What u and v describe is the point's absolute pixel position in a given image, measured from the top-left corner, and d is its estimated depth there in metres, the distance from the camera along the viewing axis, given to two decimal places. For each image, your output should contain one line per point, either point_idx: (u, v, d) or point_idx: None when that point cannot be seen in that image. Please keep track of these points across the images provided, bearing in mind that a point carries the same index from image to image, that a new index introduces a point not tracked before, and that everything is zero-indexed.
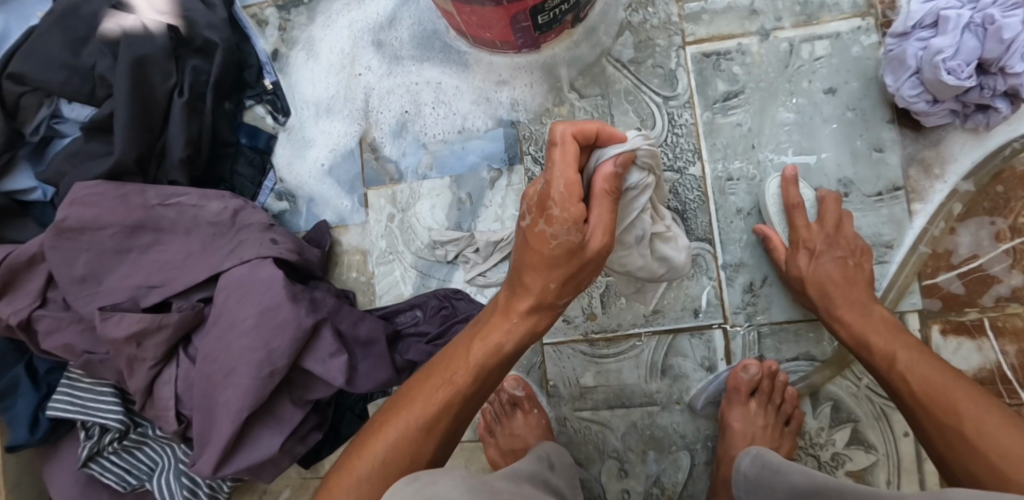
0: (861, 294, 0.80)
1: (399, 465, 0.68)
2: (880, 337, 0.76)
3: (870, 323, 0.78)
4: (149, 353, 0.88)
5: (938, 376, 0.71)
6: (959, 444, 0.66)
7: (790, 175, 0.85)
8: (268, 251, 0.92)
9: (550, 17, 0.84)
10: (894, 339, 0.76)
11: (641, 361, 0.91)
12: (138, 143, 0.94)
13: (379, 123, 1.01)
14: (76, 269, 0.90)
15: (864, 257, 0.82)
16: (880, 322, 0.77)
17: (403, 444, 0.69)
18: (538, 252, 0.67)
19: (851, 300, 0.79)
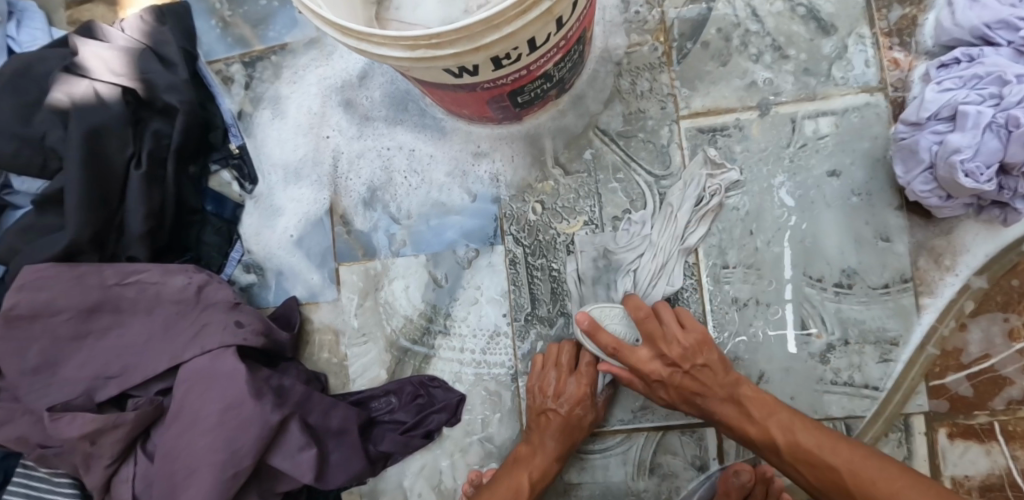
0: (724, 385, 0.76)
1: None
2: (860, 459, 0.69)
3: (820, 443, 0.71)
4: (105, 451, 0.83)
5: (898, 493, 0.66)
6: None
7: (804, 108, 0.78)
8: (232, 337, 0.86)
9: (531, 96, 0.77)
10: (821, 437, 0.71)
11: (628, 458, 0.85)
12: (92, 220, 0.87)
13: (349, 190, 0.94)
14: (29, 359, 0.85)
15: (729, 364, 0.77)
16: (808, 430, 0.72)
17: None
18: (537, 441, 0.82)
19: (756, 418, 0.74)
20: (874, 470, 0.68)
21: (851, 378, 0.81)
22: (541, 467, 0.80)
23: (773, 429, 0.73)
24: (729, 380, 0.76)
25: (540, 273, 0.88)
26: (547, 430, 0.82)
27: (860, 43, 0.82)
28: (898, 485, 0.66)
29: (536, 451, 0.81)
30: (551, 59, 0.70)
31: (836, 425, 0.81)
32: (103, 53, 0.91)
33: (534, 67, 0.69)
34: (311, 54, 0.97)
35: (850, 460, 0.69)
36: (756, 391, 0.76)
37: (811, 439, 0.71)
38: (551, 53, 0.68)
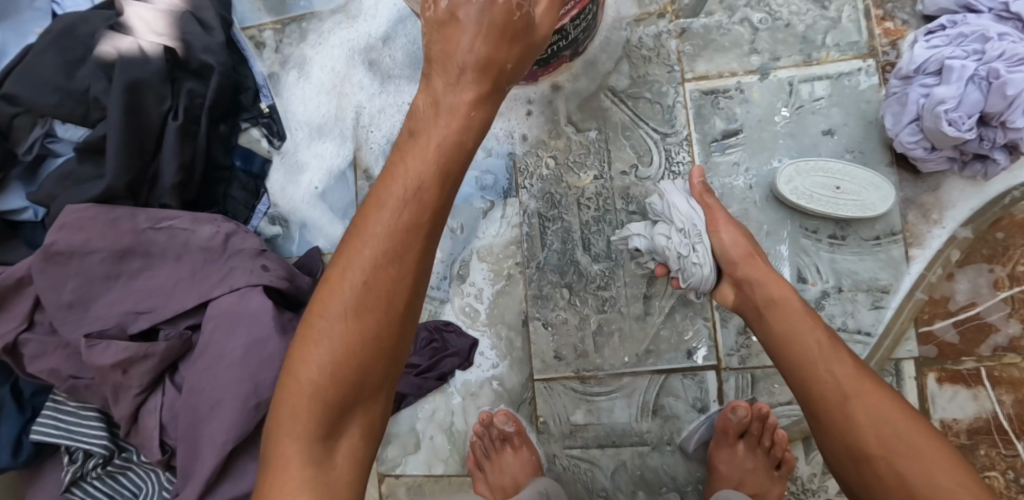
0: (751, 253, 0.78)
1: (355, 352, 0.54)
2: (842, 356, 0.65)
3: (785, 298, 0.72)
4: (135, 381, 0.87)
5: (870, 396, 0.61)
6: (868, 462, 0.60)
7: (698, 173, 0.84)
8: (259, 278, 0.91)
9: (549, 52, 0.83)
10: (806, 320, 0.69)
11: (633, 400, 0.90)
12: (131, 166, 0.93)
13: (370, 142, 1.01)
14: (63, 294, 0.89)
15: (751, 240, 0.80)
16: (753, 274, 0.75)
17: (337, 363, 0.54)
18: (423, 146, 0.56)
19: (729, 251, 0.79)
20: (838, 356, 0.65)
21: (844, 324, 0.86)
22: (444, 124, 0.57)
23: (781, 301, 0.72)
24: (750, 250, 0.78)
25: (552, 224, 0.93)
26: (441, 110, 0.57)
27: (853, 13, 0.89)
28: (883, 403, 0.61)
29: (418, 157, 0.56)
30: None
31: None
32: (146, 14, 0.98)
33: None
34: (338, 18, 1.04)
35: (830, 360, 0.65)
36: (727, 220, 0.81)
37: (794, 327, 0.69)
38: (501, 23, 0.56)
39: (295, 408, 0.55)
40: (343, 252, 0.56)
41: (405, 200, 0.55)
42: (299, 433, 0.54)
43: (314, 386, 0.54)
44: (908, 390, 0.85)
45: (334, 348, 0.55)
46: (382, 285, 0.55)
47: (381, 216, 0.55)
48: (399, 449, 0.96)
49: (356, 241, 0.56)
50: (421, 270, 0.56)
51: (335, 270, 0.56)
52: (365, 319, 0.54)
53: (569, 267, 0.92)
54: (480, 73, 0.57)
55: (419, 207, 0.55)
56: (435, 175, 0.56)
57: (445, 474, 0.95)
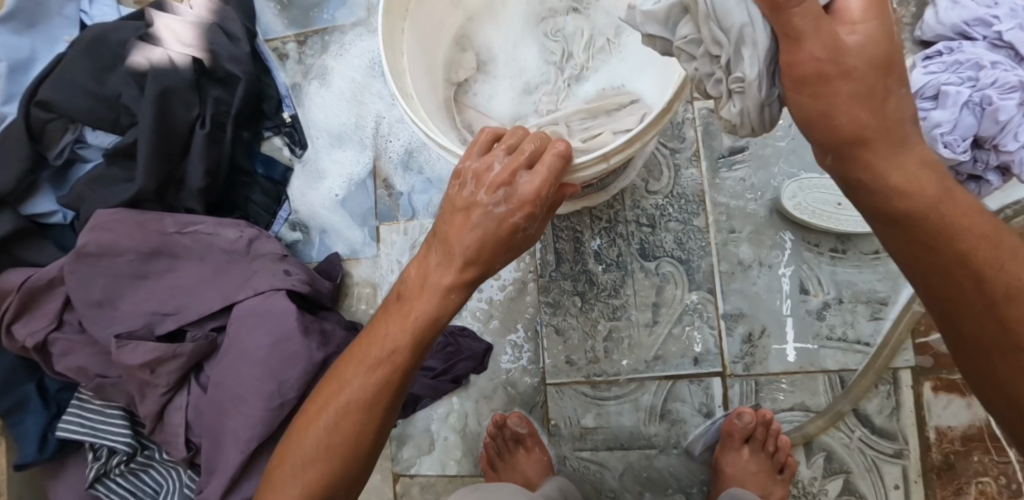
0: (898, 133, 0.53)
1: (358, 414, 0.61)
2: (951, 204, 0.52)
3: (948, 192, 0.52)
4: (161, 380, 0.90)
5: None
6: (988, 325, 0.51)
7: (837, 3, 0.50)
8: (281, 282, 0.94)
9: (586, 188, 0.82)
10: (975, 221, 0.52)
11: (641, 404, 0.93)
12: (160, 172, 0.96)
13: (388, 151, 1.04)
14: (93, 293, 0.92)
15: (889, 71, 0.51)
16: (914, 155, 0.52)
17: (340, 422, 0.61)
18: (440, 258, 0.60)
19: (894, 142, 0.51)
20: (994, 242, 0.51)
21: (844, 334, 0.90)
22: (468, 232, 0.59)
23: (944, 205, 0.52)
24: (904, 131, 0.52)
25: (565, 233, 0.97)
26: (462, 226, 0.59)
27: None
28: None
29: (439, 271, 0.60)
30: (536, 180, 0.58)
31: (830, 377, 0.90)
32: (175, 25, 1.01)
33: (503, 140, 0.60)
34: (359, 31, 1.07)
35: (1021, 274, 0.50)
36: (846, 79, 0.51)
37: (991, 253, 0.51)
38: (501, 238, 0.59)
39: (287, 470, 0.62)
40: (354, 352, 0.63)
41: (413, 311, 0.61)
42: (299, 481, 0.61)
43: (300, 459, 0.61)
44: (905, 398, 0.89)
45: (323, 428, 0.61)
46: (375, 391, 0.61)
47: (394, 331, 0.61)
48: (414, 449, 0.99)
49: (365, 341, 0.63)
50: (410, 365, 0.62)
51: (348, 357, 0.64)
52: (373, 377, 0.61)
53: (581, 276, 0.96)
54: (509, 248, 0.61)
55: (423, 322, 0.61)
56: (441, 297, 0.60)
57: (458, 474, 0.98)
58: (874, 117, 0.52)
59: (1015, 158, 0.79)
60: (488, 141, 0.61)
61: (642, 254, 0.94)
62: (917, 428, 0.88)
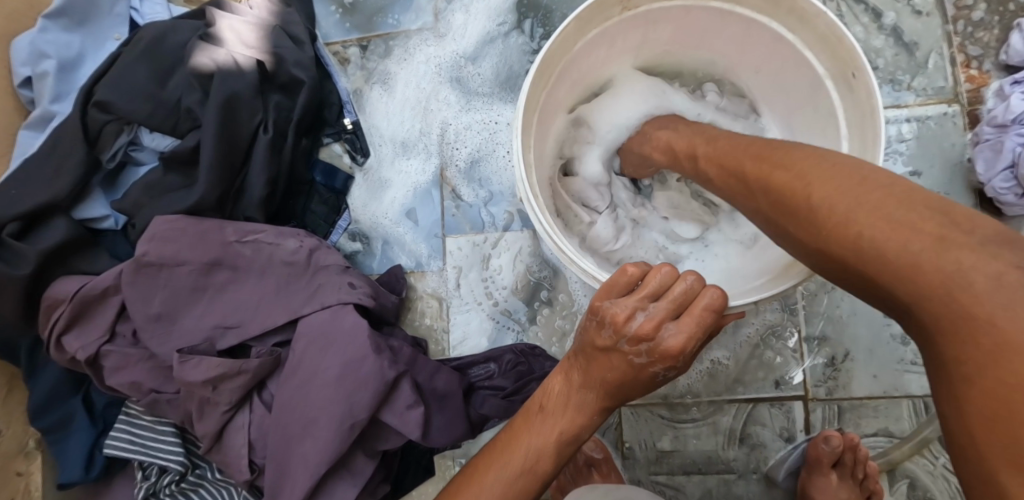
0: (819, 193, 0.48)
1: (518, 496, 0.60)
2: (898, 221, 0.43)
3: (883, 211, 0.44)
4: (223, 398, 0.85)
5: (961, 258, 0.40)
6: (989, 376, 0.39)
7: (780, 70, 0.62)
8: (348, 296, 0.90)
9: None
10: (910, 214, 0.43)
11: (719, 428, 0.91)
12: (222, 179, 0.92)
13: (455, 160, 1.00)
14: (152, 305, 0.87)
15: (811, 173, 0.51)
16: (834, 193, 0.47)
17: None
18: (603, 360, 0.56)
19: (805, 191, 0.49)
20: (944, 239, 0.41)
21: None
22: (619, 366, 0.55)
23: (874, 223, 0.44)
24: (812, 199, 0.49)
25: None
26: (607, 354, 0.56)
27: (939, 59, 0.92)
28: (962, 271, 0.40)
29: (602, 367, 0.57)
30: (682, 335, 0.52)
31: (915, 402, 0.88)
32: (238, 26, 0.97)
33: (645, 282, 0.54)
34: (424, 35, 1.03)
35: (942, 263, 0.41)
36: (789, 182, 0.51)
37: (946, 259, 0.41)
38: (638, 382, 0.56)
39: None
40: (517, 427, 0.62)
41: (581, 394, 0.60)
42: None
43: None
44: None
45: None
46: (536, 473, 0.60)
47: (561, 419, 0.60)
48: None
49: (526, 424, 0.62)
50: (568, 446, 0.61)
51: (510, 435, 0.63)
52: (540, 456, 0.60)
53: None
54: (667, 357, 0.53)
55: (590, 406, 0.60)
56: (603, 395, 0.59)
57: None
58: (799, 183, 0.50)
59: None
60: (631, 281, 0.55)
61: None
62: None
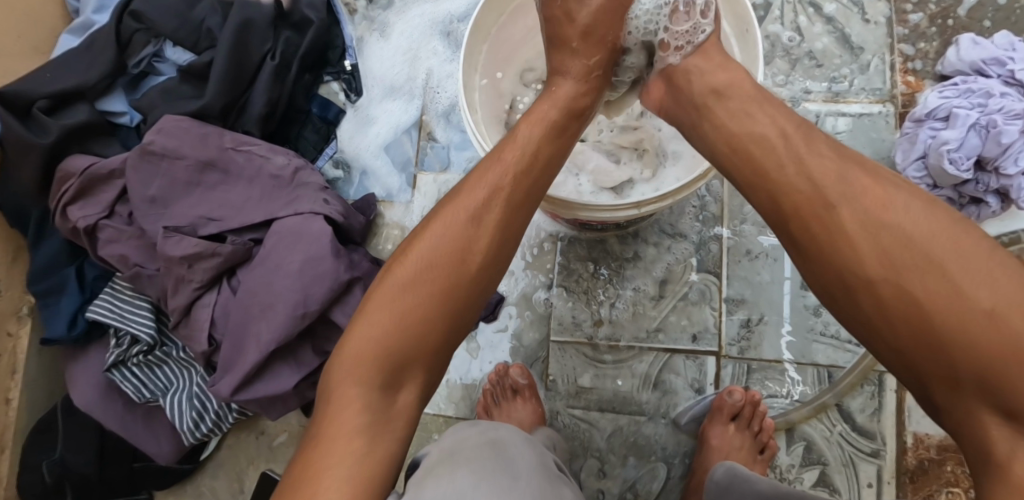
0: (750, 128, 0.61)
1: (424, 309, 0.59)
2: (775, 143, 0.59)
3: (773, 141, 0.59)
4: (196, 277, 0.96)
5: (820, 165, 0.56)
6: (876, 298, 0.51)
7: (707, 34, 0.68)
8: (321, 208, 1.01)
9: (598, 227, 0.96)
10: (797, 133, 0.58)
11: (636, 372, 0.98)
12: (228, 92, 1.05)
13: (436, 104, 1.12)
14: (149, 190, 0.99)
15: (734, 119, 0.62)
16: (766, 114, 0.60)
17: (409, 309, 0.59)
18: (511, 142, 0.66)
19: (746, 127, 0.61)
20: (820, 149, 0.57)
21: (836, 333, 0.95)
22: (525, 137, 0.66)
23: (769, 133, 0.59)
24: (736, 137, 0.61)
25: None
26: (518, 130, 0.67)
27: (880, 64, 1.00)
28: (835, 185, 0.54)
29: (522, 143, 0.66)
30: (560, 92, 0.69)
31: (819, 371, 0.95)
32: None
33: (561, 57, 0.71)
34: None
35: (820, 156, 0.56)
36: (728, 122, 0.62)
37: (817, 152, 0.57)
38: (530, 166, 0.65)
39: (365, 340, 0.59)
40: (432, 217, 0.63)
41: (505, 176, 0.64)
42: (365, 372, 0.58)
43: (381, 332, 0.58)
44: (887, 401, 0.93)
45: (420, 292, 0.60)
46: (466, 263, 0.61)
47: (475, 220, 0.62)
48: None
49: (429, 225, 0.62)
50: (501, 239, 0.63)
51: (410, 241, 0.63)
52: (446, 269, 0.60)
53: (598, 242, 1.01)
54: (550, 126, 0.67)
55: (516, 195, 0.64)
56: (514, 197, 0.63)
57: (454, 416, 1.02)
58: (729, 126, 0.62)
59: (1014, 183, 0.85)
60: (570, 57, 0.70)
61: (658, 233, 1.00)
62: (896, 431, 0.93)
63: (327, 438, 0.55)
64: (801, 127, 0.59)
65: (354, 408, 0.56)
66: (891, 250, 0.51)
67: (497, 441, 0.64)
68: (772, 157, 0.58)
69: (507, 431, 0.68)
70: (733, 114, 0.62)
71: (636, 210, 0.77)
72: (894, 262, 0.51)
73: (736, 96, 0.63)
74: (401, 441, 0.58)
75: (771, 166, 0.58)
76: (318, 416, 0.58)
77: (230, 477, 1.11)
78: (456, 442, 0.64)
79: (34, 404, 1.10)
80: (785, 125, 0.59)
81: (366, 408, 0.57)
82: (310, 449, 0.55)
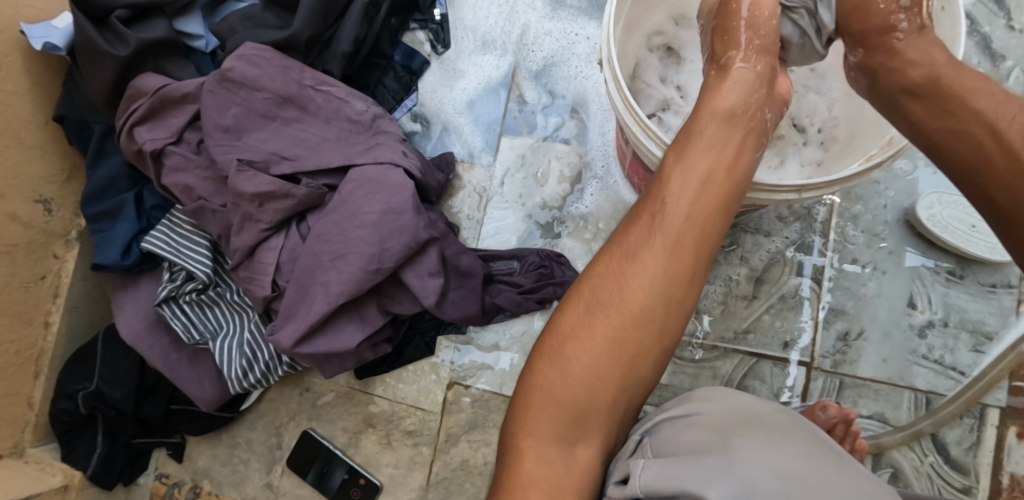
0: (956, 116, 0.55)
1: (610, 358, 0.54)
2: (984, 137, 0.53)
3: (982, 130, 0.53)
4: (265, 217, 0.90)
5: None
6: None
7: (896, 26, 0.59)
8: (401, 161, 0.94)
9: None
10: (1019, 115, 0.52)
11: (718, 374, 0.92)
12: (314, 26, 0.98)
13: (528, 63, 1.05)
14: (224, 118, 0.93)
15: (942, 117, 0.56)
16: (984, 99, 0.54)
17: (594, 357, 0.54)
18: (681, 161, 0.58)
19: (945, 114, 0.55)
20: None
21: (941, 357, 0.89)
22: (711, 153, 0.58)
23: (983, 124, 0.53)
24: (938, 128, 0.56)
25: None
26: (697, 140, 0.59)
27: (1021, 76, 0.92)
28: None
29: (702, 153, 0.58)
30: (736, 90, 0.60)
31: (917, 396, 0.88)
32: None
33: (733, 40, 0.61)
34: None
35: None
36: (927, 110, 0.57)
37: None
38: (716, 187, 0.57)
39: (539, 395, 0.54)
40: (604, 256, 0.57)
41: (680, 204, 0.56)
42: (550, 424, 0.53)
43: (552, 381, 0.54)
44: (986, 436, 0.87)
45: (592, 339, 0.54)
46: (639, 303, 0.54)
47: (657, 252, 0.55)
48: (478, 361, 1.00)
49: (604, 262, 0.57)
50: (687, 270, 0.55)
51: (582, 279, 0.57)
52: (624, 313, 0.54)
53: None
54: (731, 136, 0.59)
55: (697, 217, 0.56)
56: (698, 220, 0.56)
57: None
58: (931, 115, 0.56)
59: None
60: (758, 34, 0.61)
61: (757, 229, 0.93)
62: (992, 470, 0.86)
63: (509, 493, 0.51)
64: (1017, 115, 0.53)
65: (536, 459, 0.52)
66: None
67: (740, 415, 0.53)
68: (979, 151, 0.53)
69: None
70: (935, 109, 0.56)
71: (795, 195, 0.66)
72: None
73: (937, 90, 0.56)
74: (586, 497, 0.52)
75: (980, 159, 0.53)
76: (500, 467, 0.55)
77: (268, 431, 1.06)
78: (737, 402, 0.55)
79: (73, 332, 1.05)
80: (996, 118, 0.53)
81: (547, 459, 0.52)
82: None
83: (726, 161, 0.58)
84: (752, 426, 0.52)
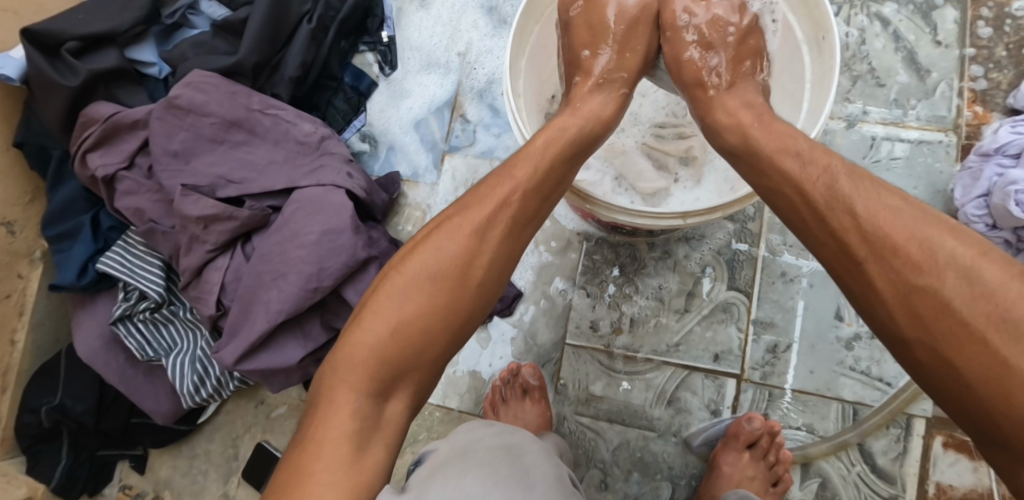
0: (775, 170, 0.60)
1: (432, 324, 0.59)
2: (804, 193, 0.57)
3: (803, 179, 0.57)
4: (210, 239, 0.94)
5: (859, 214, 0.53)
6: (912, 355, 0.50)
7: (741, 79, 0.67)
8: (343, 182, 0.97)
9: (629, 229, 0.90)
10: (828, 168, 0.56)
11: (651, 385, 0.94)
12: (261, 51, 1.01)
13: (471, 81, 1.08)
14: (172, 144, 0.96)
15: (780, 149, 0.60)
16: (800, 144, 0.59)
17: (415, 319, 0.59)
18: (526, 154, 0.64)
19: (778, 149, 0.60)
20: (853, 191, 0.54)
21: (868, 369, 0.90)
22: (546, 148, 0.64)
23: (803, 184, 0.57)
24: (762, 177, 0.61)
25: None
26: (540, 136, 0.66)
27: (947, 90, 0.93)
28: (864, 235, 0.52)
29: (552, 145, 0.65)
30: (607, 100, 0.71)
31: (844, 407, 0.90)
32: None
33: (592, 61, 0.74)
34: None
35: (864, 202, 0.53)
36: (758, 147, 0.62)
37: (851, 200, 0.54)
38: (548, 180, 0.64)
39: (357, 350, 0.58)
40: (437, 227, 0.62)
41: (514, 192, 0.62)
42: (366, 377, 0.57)
43: (373, 341, 0.58)
44: (913, 446, 0.88)
45: (416, 302, 0.59)
46: (471, 277, 0.60)
47: (487, 232, 0.61)
48: None
49: (433, 235, 0.62)
50: (507, 253, 0.62)
51: (411, 249, 0.62)
52: (449, 284, 0.60)
53: (626, 244, 0.97)
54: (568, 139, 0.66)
55: (528, 208, 0.63)
56: (526, 209, 0.63)
57: (456, 408, 0.99)
58: (755, 172, 0.62)
59: None
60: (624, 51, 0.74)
61: (690, 243, 0.95)
62: (918, 480, 0.87)
63: (316, 444, 0.55)
64: (821, 176, 0.56)
65: (347, 414, 0.56)
66: (922, 310, 0.49)
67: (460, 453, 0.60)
68: (795, 209, 0.58)
69: (526, 437, 0.65)
70: (755, 167, 0.62)
71: (680, 220, 0.72)
72: (927, 325, 0.49)
73: (757, 146, 0.62)
74: (389, 454, 0.57)
75: (802, 213, 0.57)
76: (307, 420, 0.58)
77: (226, 442, 1.10)
78: (470, 441, 0.62)
79: (39, 348, 1.09)
80: (803, 183, 0.57)
81: (361, 410, 0.56)
82: (298, 454, 0.55)
83: (561, 161, 0.65)
84: (460, 462, 0.58)
